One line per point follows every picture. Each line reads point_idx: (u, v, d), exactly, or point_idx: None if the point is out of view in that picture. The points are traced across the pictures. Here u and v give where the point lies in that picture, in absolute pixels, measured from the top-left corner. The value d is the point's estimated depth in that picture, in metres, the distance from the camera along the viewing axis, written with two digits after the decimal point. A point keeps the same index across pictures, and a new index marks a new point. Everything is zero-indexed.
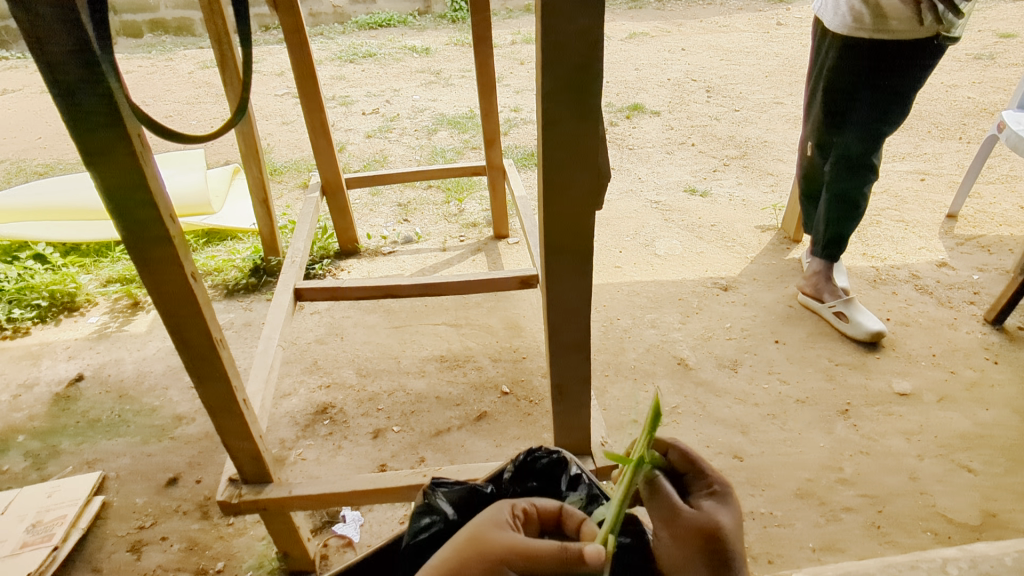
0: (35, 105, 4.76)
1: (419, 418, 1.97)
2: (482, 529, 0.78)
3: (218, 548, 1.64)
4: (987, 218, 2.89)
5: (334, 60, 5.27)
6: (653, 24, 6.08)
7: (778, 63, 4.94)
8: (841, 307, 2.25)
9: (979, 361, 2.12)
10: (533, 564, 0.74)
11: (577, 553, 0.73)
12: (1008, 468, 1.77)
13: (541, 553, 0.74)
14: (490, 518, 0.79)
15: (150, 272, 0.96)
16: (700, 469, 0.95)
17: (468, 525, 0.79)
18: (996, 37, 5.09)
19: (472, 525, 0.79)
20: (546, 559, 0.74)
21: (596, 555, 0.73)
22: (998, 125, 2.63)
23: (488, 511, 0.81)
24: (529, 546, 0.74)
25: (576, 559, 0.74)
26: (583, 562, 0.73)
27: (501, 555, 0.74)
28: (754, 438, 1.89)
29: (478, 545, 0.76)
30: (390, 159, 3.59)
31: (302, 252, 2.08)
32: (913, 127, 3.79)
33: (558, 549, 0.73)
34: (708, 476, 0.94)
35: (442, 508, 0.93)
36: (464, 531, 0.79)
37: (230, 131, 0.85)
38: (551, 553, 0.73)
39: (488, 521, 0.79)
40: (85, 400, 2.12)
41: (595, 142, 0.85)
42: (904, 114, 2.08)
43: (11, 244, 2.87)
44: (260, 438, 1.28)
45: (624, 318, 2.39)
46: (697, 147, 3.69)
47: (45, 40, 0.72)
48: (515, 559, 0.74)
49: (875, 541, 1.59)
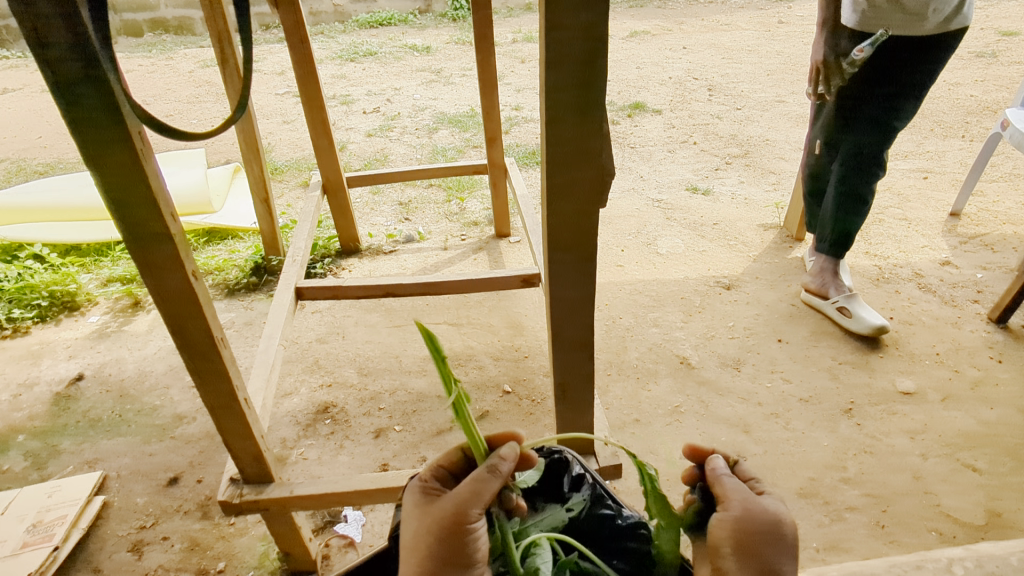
0: (35, 105, 4.75)
1: (420, 418, 1.96)
2: (424, 517, 0.79)
3: (219, 548, 1.63)
4: (990, 217, 2.88)
5: (334, 59, 5.26)
6: (654, 22, 6.06)
7: (780, 62, 4.93)
8: (844, 302, 2.25)
9: (983, 360, 2.11)
10: (482, 500, 0.79)
11: (499, 463, 0.81)
12: (1013, 468, 1.75)
13: (477, 488, 0.79)
14: (418, 506, 0.81)
15: (150, 271, 0.96)
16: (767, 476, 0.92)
17: (410, 530, 0.80)
18: (998, 34, 5.08)
19: (411, 523, 0.80)
20: (485, 488, 0.79)
21: (512, 453, 0.83)
22: (1002, 123, 2.60)
23: (412, 501, 0.82)
24: (465, 492, 0.78)
25: (503, 469, 0.81)
26: (509, 463, 0.82)
27: (455, 517, 0.77)
28: (757, 438, 1.88)
29: (432, 534, 0.77)
30: (391, 159, 3.57)
31: (303, 251, 2.06)
32: (916, 126, 3.78)
33: (485, 473, 0.80)
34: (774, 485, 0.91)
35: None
36: (411, 534, 0.79)
37: (229, 129, 0.83)
38: (483, 481, 0.79)
39: (421, 509, 0.81)
40: (85, 400, 2.12)
41: (599, 139, 0.83)
42: (914, 109, 2.08)
43: (10, 245, 2.86)
44: (261, 438, 1.27)
45: (625, 317, 2.38)
46: (699, 145, 3.68)
47: (45, 38, 0.71)
48: (466, 509, 0.78)
49: (879, 541, 1.58)
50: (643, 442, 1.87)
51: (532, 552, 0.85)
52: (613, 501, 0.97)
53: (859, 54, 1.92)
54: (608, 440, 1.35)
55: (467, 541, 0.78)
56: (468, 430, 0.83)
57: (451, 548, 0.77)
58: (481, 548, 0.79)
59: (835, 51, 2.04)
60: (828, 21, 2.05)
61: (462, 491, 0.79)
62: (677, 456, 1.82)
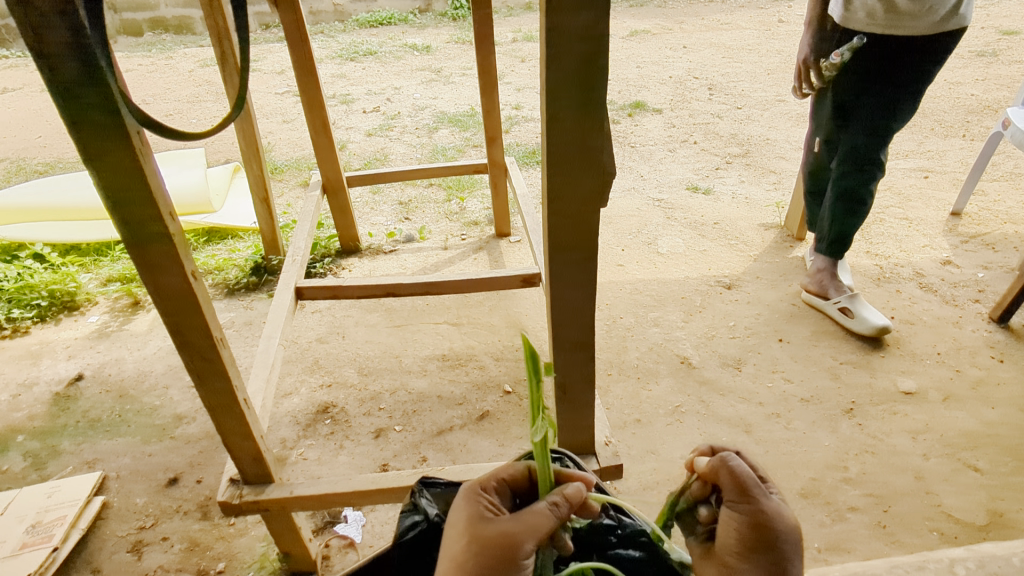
0: (35, 104, 4.75)
1: (420, 418, 1.95)
2: (475, 536, 0.77)
3: (219, 548, 1.63)
4: (991, 216, 2.88)
5: (334, 58, 5.26)
6: (654, 21, 6.05)
7: (780, 61, 4.92)
8: (846, 303, 2.24)
9: (984, 359, 2.11)
10: (537, 536, 0.77)
11: (561, 502, 0.80)
12: (1014, 468, 1.75)
13: (537, 523, 0.77)
14: (470, 522, 0.78)
15: (150, 271, 0.95)
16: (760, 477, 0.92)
17: (456, 545, 0.77)
18: (998, 34, 5.08)
19: (458, 539, 0.77)
20: (545, 525, 0.77)
21: (576, 494, 0.81)
22: (1003, 122, 2.60)
23: (464, 513, 0.80)
24: (527, 524, 0.77)
25: (562, 508, 0.80)
26: (571, 505, 0.80)
27: (508, 546, 0.75)
28: (758, 437, 1.87)
29: (484, 557, 0.75)
30: (391, 158, 3.57)
31: (303, 251, 2.05)
32: (916, 125, 3.78)
33: (547, 509, 0.78)
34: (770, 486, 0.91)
35: (425, 507, 0.92)
36: (457, 550, 0.77)
37: (227, 129, 0.82)
38: (543, 516, 0.78)
39: (471, 525, 0.78)
40: (85, 400, 2.11)
41: (600, 138, 0.83)
42: (911, 110, 2.07)
43: (9, 245, 2.86)
44: (261, 438, 1.26)
45: (625, 316, 2.38)
46: (699, 145, 3.67)
47: (42, 37, 0.71)
48: (524, 544, 0.75)
49: (880, 541, 1.58)
50: (644, 441, 1.87)
51: None
52: (615, 508, 0.98)
53: (836, 59, 2.00)
54: (609, 440, 1.34)
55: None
56: (543, 459, 0.83)
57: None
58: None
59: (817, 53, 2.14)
60: (814, 19, 2.12)
61: (522, 523, 0.77)
62: (678, 456, 1.82)
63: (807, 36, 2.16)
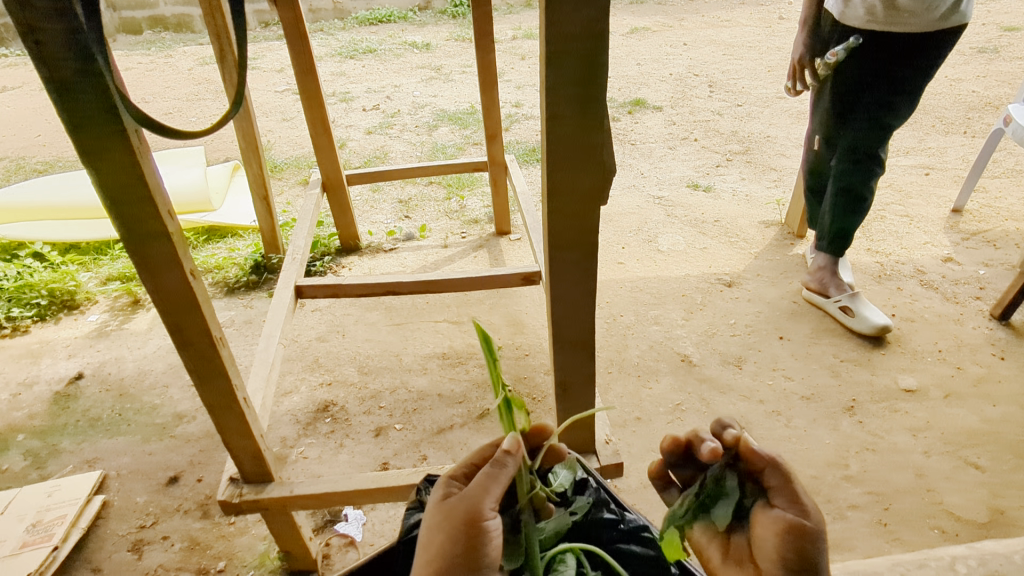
0: (35, 103, 4.74)
1: (421, 416, 1.95)
2: (437, 513, 0.79)
3: (219, 547, 1.63)
4: (992, 213, 2.87)
5: (334, 56, 5.25)
6: (654, 19, 6.04)
7: (781, 57, 4.91)
8: (846, 302, 2.24)
9: (986, 357, 2.10)
10: (494, 495, 0.78)
11: (504, 456, 0.80)
12: (1016, 465, 1.75)
13: (484, 482, 0.78)
14: (435, 502, 0.81)
15: (149, 269, 0.95)
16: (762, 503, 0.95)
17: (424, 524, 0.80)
18: (1000, 30, 5.06)
19: (426, 520, 0.80)
20: (493, 482, 0.78)
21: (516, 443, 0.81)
22: (1004, 118, 2.59)
23: (432, 497, 0.83)
24: (476, 486, 0.78)
25: (506, 461, 0.80)
26: (517, 455, 0.80)
27: (467, 513, 0.76)
28: (759, 435, 1.87)
29: (445, 527, 0.76)
30: (391, 156, 3.56)
31: (303, 249, 2.05)
32: (917, 122, 3.77)
33: (491, 467, 0.79)
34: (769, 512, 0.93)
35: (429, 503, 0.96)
36: (426, 530, 0.79)
37: (226, 126, 0.81)
38: (490, 474, 0.79)
39: (436, 504, 0.81)
40: (85, 399, 2.11)
41: (601, 136, 0.83)
42: (911, 108, 2.07)
43: (8, 244, 2.86)
44: (260, 437, 1.26)
45: (626, 314, 2.38)
46: (699, 142, 3.66)
47: (40, 37, 0.70)
48: (477, 506, 0.76)
49: (881, 539, 1.58)
50: (644, 439, 1.87)
51: (556, 568, 0.87)
52: (616, 505, 1.00)
53: (831, 58, 2.00)
54: (609, 438, 1.34)
55: (479, 539, 0.75)
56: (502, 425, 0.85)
57: (463, 544, 0.74)
58: (497, 548, 0.77)
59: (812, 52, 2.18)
60: (809, 19, 2.16)
61: (472, 487, 0.78)
62: None
63: (802, 35, 2.21)
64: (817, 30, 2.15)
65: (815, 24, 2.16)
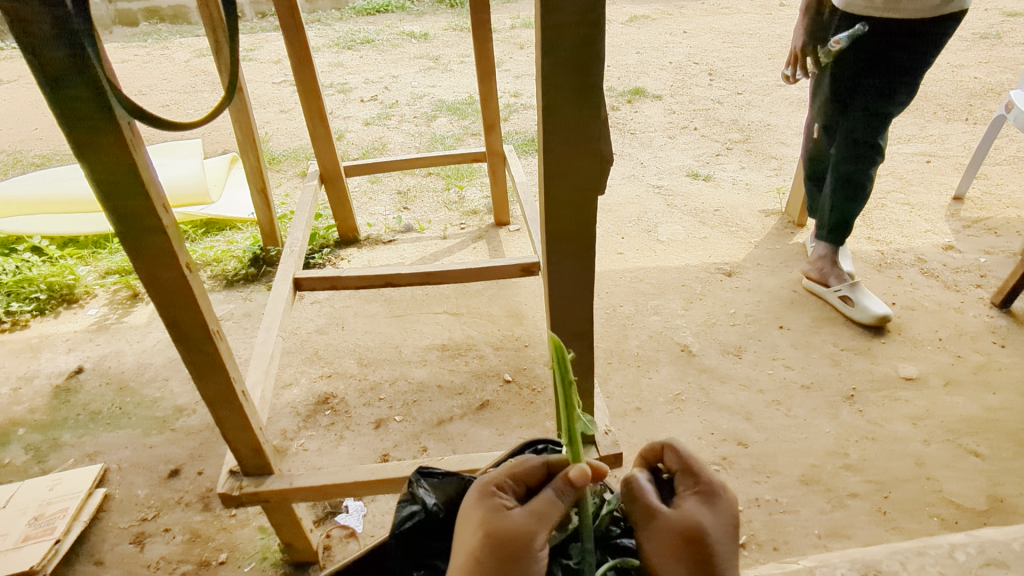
0: (31, 96, 4.72)
1: (420, 408, 1.95)
2: (489, 532, 0.74)
3: (221, 539, 1.64)
4: (994, 200, 2.86)
5: (331, 47, 5.22)
6: (653, 6, 5.99)
7: (782, 45, 4.88)
8: (847, 291, 2.23)
9: (986, 345, 2.10)
10: (550, 523, 0.76)
11: (566, 488, 0.79)
12: (1016, 453, 1.75)
13: (547, 511, 0.76)
14: (483, 516, 0.75)
15: (145, 263, 0.94)
16: (685, 463, 0.87)
17: (468, 541, 0.74)
18: (1002, 16, 5.02)
19: (472, 536, 0.74)
20: (553, 512, 0.76)
21: (580, 475, 0.79)
22: (1006, 104, 2.56)
23: (475, 509, 0.76)
24: (537, 514, 0.75)
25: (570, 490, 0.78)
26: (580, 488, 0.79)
27: (525, 540, 0.73)
28: (759, 425, 1.87)
29: (500, 554, 0.72)
30: (389, 147, 3.55)
31: (300, 241, 2.04)
32: (918, 109, 3.74)
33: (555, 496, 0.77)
34: (693, 471, 0.86)
35: (422, 496, 0.90)
36: (472, 545, 0.74)
37: (219, 117, 0.80)
38: (552, 502, 0.77)
39: (483, 519, 0.75)
40: (85, 393, 2.11)
41: (596, 124, 0.82)
42: (911, 95, 2.05)
43: (6, 239, 2.85)
44: (260, 430, 1.26)
45: (626, 305, 2.37)
46: (699, 131, 3.64)
47: (28, 28, 0.69)
48: (535, 536, 0.74)
49: (881, 528, 1.58)
50: (644, 429, 1.87)
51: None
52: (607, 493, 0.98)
53: (835, 46, 1.97)
54: (608, 428, 1.34)
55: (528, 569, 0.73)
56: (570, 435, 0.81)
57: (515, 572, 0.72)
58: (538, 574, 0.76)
59: (814, 39, 2.16)
60: (809, 6, 2.14)
61: (532, 513, 0.75)
62: None
63: (803, 22, 2.19)
64: (818, 15, 2.13)
65: (816, 10, 2.13)
